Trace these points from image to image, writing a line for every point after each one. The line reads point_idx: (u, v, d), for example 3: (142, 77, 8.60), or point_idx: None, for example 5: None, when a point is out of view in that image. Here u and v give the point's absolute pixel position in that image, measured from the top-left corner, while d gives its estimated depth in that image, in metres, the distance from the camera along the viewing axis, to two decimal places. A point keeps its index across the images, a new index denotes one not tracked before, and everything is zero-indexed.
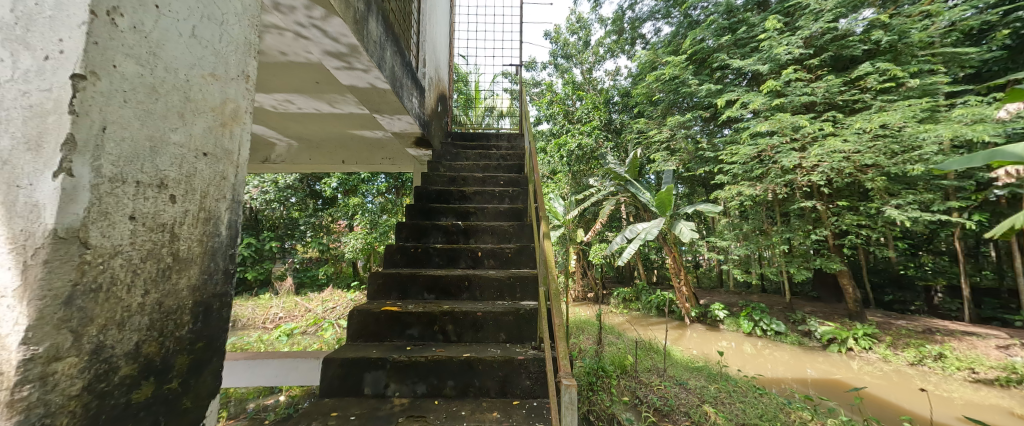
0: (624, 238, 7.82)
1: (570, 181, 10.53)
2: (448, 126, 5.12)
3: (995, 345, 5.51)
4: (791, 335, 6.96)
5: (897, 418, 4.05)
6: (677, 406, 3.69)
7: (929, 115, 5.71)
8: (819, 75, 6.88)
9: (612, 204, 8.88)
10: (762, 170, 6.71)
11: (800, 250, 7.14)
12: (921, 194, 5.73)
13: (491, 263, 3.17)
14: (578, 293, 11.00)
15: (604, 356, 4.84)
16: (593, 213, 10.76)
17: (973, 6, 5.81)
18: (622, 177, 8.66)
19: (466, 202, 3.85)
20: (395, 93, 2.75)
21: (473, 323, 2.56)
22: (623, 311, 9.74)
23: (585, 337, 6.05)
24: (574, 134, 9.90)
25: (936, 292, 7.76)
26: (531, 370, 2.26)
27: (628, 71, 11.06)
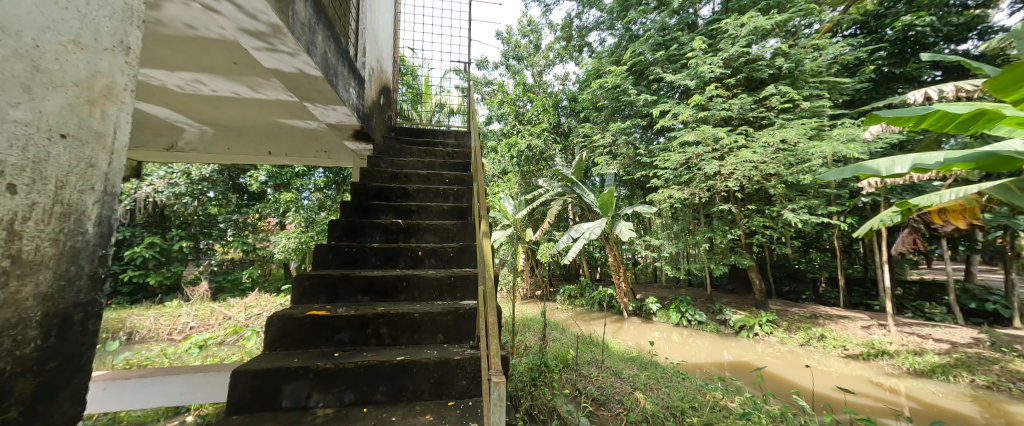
0: (568, 237, 8.09)
1: (520, 181, 10.65)
2: (392, 120, 4.90)
3: (862, 326, 6.60)
4: (710, 324, 7.71)
5: (789, 390, 4.68)
6: (612, 395, 3.92)
7: (817, 133, 6.66)
8: (735, 93, 7.70)
9: (559, 204, 9.15)
10: (689, 176, 7.36)
11: (720, 249, 7.95)
12: (811, 199, 6.68)
13: (433, 262, 3.10)
14: (524, 291, 11.19)
15: (547, 351, 4.97)
16: (541, 213, 11.02)
17: (849, 44, 6.96)
18: (568, 178, 8.92)
19: (407, 200, 3.71)
20: (328, 81, 2.56)
21: (410, 325, 2.47)
22: (566, 307, 10.08)
23: (532, 334, 6.17)
24: (523, 135, 10.07)
25: (822, 283, 9.13)
26: (468, 370, 2.25)
27: (576, 77, 11.55)
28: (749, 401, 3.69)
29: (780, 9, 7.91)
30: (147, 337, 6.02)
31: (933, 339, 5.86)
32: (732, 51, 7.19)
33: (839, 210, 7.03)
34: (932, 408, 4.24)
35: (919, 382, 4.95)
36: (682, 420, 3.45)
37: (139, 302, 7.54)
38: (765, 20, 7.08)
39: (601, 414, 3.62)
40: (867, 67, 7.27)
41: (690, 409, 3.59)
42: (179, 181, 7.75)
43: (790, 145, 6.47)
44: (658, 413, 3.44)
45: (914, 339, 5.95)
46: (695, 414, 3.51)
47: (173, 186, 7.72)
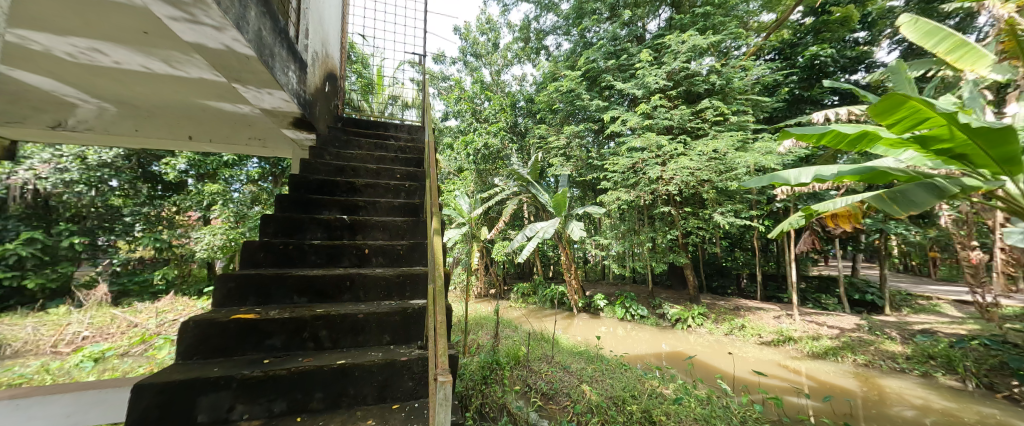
0: (523, 237, 8.21)
1: (476, 179, 10.62)
2: (338, 110, 4.67)
3: (776, 317, 7.42)
4: (651, 318, 8.26)
5: (713, 376, 5.18)
6: (560, 388, 4.09)
7: (743, 145, 7.38)
8: (676, 104, 8.30)
9: (514, 204, 9.28)
10: (635, 179, 7.81)
11: (661, 248, 8.53)
12: (736, 204, 7.39)
13: (380, 260, 3.03)
14: (477, 290, 11.18)
15: (499, 349, 5.03)
16: (496, 212, 11.11)
17: (769, 67, 7.82)
18: (524, 178, 9.04)
19: (354, 195, 3.58)
20: (261, 61, 2.39)
21: (354, 327, 2.41)
22: (519, 305, 10.25)
23: (484, 333, 6.19)
24: (479, 134, 10.07)
25: (744, 278, 10.17)
26: (415, 371, 2.24)
27: (533, 78, 11.80)
28: (682, 387, 4.04)
29: (716, 30, 8.68)
30: (23, 350, 5.14)
31: (829, 326, 6.73)
32: (675, 64, 7.76)
33: (760, 213, 7.86)
34: (824, 385, 4.92)
35: (816, 364, 5.70)
36: (624, 409, 3.65)
37: (14, 310, 6.42)
38: (702, 39, 7.73)
39: (549, 408, 3.77)
40: (784, 88, 8.24)
41: (630, 398, 3.81)
42: (71, 167, 6.73)
43: (721, 154, 7.12)
44: (602, 403, 3.63)
45: (813, 326, 6.84)
46: (635, 402, 3.73)
47: (62, 172, 6.74)
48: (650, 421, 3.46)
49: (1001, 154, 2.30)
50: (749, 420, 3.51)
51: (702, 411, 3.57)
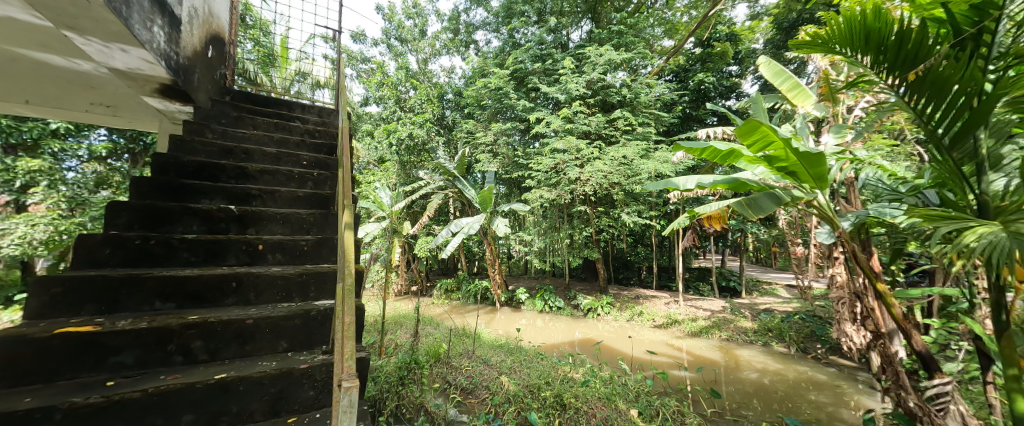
0: (448, 232, 8.17)
1: (399, 172, 10.23)
2: (226, 80, 4.13)
3: (668, 304, 8.48)
4: (566, 309, 8.88)
5: (616, 358, 5.78)
6: (479, 382, 4.25)
7: (646, 154, 8.31)
8: (594, 111, 9.01)
9: (439, 199, 9.22)
10: (557, 179, 8.30)
11: (578, 244, 9.19)
12: (639, 205, 8.28)
13: (278, 257, 2.79)
14: (399, 287, 10.76)
15: (419, 348, 4.96)
16: (421, 207, 10.87)
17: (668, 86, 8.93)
18: (451, 173, 8.97)
19: (246, 182, 3.22)
20: (108, 8, 2.04)
21: (242, 334, 2.18)
22: (442, 302, 10.13)
23: (403, 333, 5.98)
24: (404, 124, 9.72)
25: (645, 271, 11.48)
26: (316, 379, 2.14)
27: (462, 72, 11.82)
28: (589, 371, 4.46)
29: (628, 48, 9.62)
30: None
31: (708, 310, 7.89)
32: (593, 74, 8.41)
33: (659, 214, 8.89)
34: (698, 358, 5.85)
35: (694, 341, 6.72)
36: (538, 395, 3.86)
37: None
38: (616, 55, 8.50)
39: (467, 402, 3.90)
40: (679, 106, 9.49)
41: (544, 384, 4.03)
42: None
43: (629, 161, 7.92)
44: (519, 392, 3.83)
45: (693, 310, 8.02)
46: (549, 388, 3.96)
47: None
48: (561, 404, 3.71)
49: (815, 173, 2.88)
50: (642, 394, 4.01)
51: (605, 390, 3.97)
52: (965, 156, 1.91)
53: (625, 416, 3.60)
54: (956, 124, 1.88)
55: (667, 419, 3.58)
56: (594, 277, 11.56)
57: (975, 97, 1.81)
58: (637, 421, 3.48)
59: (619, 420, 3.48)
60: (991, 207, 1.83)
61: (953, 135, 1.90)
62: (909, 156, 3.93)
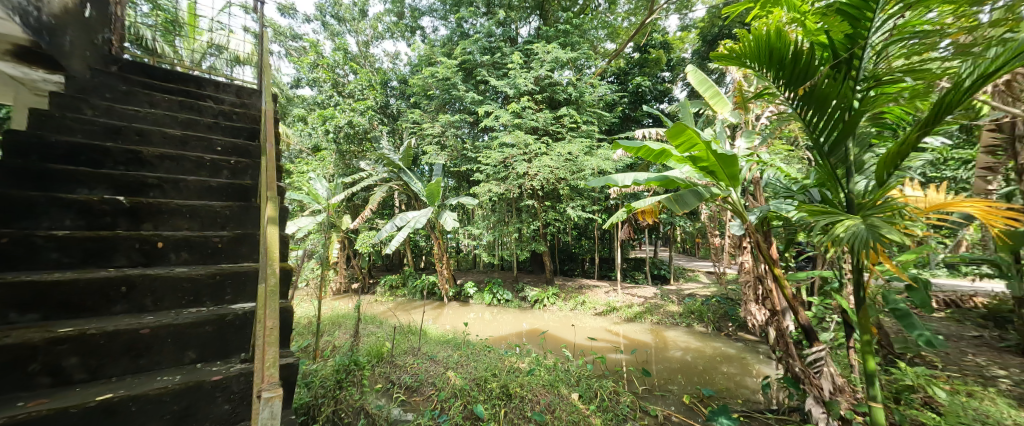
0: (393, 226, 7.92)
1: (338, 162, 9.66)
2: (110, 46, 3.52)
3: (608, 293, 9.00)
4: (514, 301, 9.06)
5: (560, 346, 6.05)
6: (425, 379, 4.21)
7: (590, 151, 8.69)
8: (541, 107, 9.24)
9: (383, 191, 8.90)
10: (505, 173, 8.40)
11: (526, 237, 9.37)
12: (584, 200, 8.65)
13: (183, 256, 2.40)
14: (338, 285, 10.19)
15: (360, 349, 4.78)
16: (362, 200, 10.42)
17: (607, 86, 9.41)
18: (395, 164, 8.68)
19: (140, 169, 2.75)
20: None
21: (135, 346, 1.86)
22: (386, 299, 9.80)
23: (342, 333, 5.69)
24: (342, 110, 9.19)
25: (588, 262, 12.07)
26: (232, 392, 1.91)
27: (407, 59, 11.47)
28: (534, 360, 4.63)
29: (574, 47, 9.97)
30: None
31: (642, 297, 8.52)
32: (540, 71, 8.62)
33: (600, 209, 9.34)
34: (633, 342, 6.32)
35: (630, 326, 7.23)
36: (484, 387, 3.92)
37: None
38: (562, 53, 8.79)
39: (412, 401, 3.87)
40: (620, 107, 10.08)
41: (491, 376, 4.10)
42: None
43: (574, 157, 8.21)
44: (465, 386, 3.85)
45: (630, 297, 8.60)
46: (495, 379, 4.03)
47: None
48: (507, 394, 3.80)
49: (729, 173, 3.24)
50: (583, 378, 4.27)
51: (549, 377, 4.15)
52: (838, 161, 2.27)
53: (567, 400, 3.80)
54: (833, 134, 2.23)
55: (604, 400, 3.84)
56: (541, 269, 11.91)
57: (846, 111, 2.16)
58: (579, 405, 3.69)
59: (562, 406, 3.65)
60: (856, 204, 2.21)
61: (831, 143, 2.24)
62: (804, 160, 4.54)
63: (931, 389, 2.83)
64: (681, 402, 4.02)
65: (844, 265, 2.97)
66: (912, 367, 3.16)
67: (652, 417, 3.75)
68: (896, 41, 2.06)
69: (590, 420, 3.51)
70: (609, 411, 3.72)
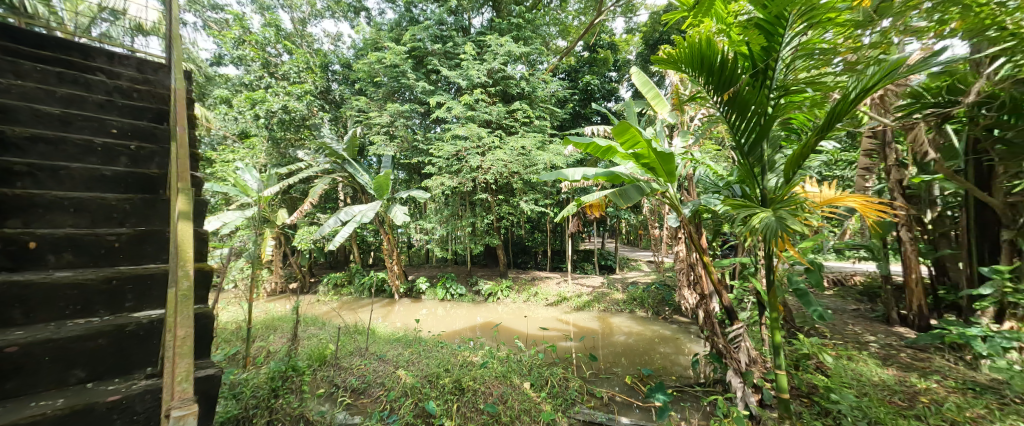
0: (337, 220, 7.56)
1: (271, 151, 9.09)
2: None
3: (559, 284, 9.30)
4: (467, 295, 9.05)
5: (512, 337, 6.18)
6: (373, 380, 4.09)
7: (543, 145, 8.87)
8: (495, 100, 9.25)
9: (325, 183, 8.45)
10: (458, 166, 8.32)
11: (480, 231, 9.37)
12: (537, 194, 8.82)
13: (66, 258, 2.08)
14: (273, 286, 9.45)
15: (300, 352, 4.52)
16: (301, 192, 9.76)
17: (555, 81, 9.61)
18: (338, 155, 8.27)
19: (6, 154, 2.33)
20: None
21: (2, 369, 1.60)
22: (330, 299, 9.30)
23: (278, 336, 5.31)
24: (275, 93, 8.49)
25: (540, 254, 12.34)
26: (135, 413, 1.73)
27: (351, 42, 10.87)
28: (488, 353, 4.69)
29: (526, 42, 10.06)
30: None
31: (591, 287, 8.92)
32: (493, 63, 8.60)
33: (552, 203, 9.57)
34: (582, 330, 6.61)
35: (580, 315, 7.55)
36: (437, 383, 3.91)
37: None
38: (515, 47, 8.84)
39: (359, 403, 3.77)
40: (571, 103, 10.39)
41: (443, 372, 4.08)
42: None
43: (527, 151, 8.33)
44: (416, 383, 3.82)
45: (580, 287, 8.96)
46: (447, 375, 4.02)
47: None
48: (460, 389, 3.82)
49: (667, 170, 3.49)
50: (534, 367, 4.41)
51: (502, 368, 4.24)
52: (755, 160, 2.55)
53: (519, 389, 3.90)
54: (752, 136, 2.50)
55: (554, 387, 4.01)
56: (494, 263, 11.99)
57: (762, 117, 2.44)
58: (530, 394, 3.81)
59: (514, 396, 3.74)
60: (768, 198, 2.52)
61: (750, 143, 2.52)
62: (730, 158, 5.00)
63: (822, 357, 3.35)
64: (624, 383, 4.31)
65: (756, 253, 3.36)
66: (811, 340, 3.67)
67: (598, 399, 3.98)
68: (800, 57, 2.37)
69: (541, 407, 3.65)
70: (559, 396, 3.89)
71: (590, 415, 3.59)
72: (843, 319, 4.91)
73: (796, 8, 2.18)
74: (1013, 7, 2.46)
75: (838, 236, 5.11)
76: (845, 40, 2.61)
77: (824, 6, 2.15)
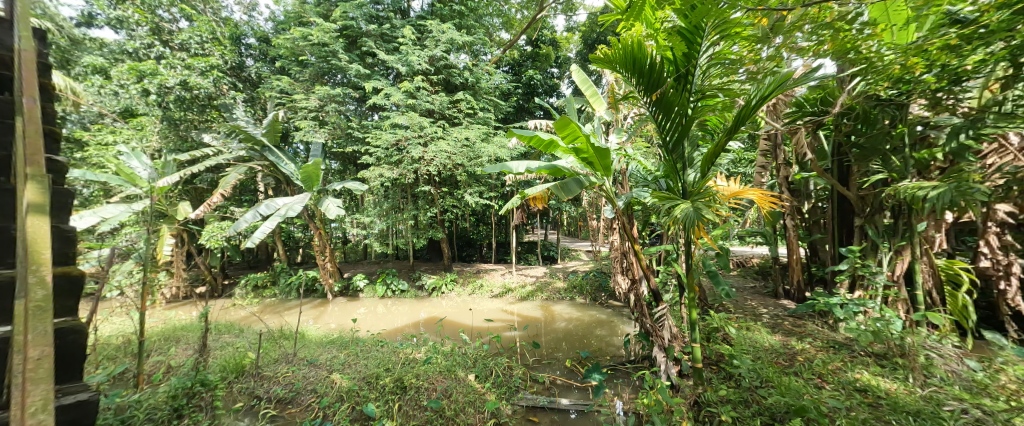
0: (257, 215, 6.91)
1: (173, 135, 7.97)
2: None
3: (503, 276, 9.46)
4: (410, 291, 8.83)
5: (457, 331, 6.18)
6: (304, 387, 3.87)
7: (486, 137, 8.91)
8: (436, 89, 9.06)
9: (240, 172, 7.67)
10: (399, 157, 8.04)
11: (423, 225, 9.17)
12: (481, 187, 8.84)
13: None
14: (174, 291, 8.27)
15: (211, 364, 4.09)
16: (209, 182, 8.69)
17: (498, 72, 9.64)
18: (257, 140, 7.56)
19: None
20: None
21: None
22: (249, 302, 8.43)
23: (181, 348, 4.68)
24: (169, 66, 7.45)
25: (483, 247, 12.38)
26: None
27: (270, 14, 9.88)
28: (431, 349, 4.65)
29: (468, 31, 9.95)
30: None
31: (534, 277, 9.20)
32: (435, 51, 8.41)
33: (496, 196, 9.62)
34: (525, 319, 6.82)
35: (523, 305, 7.77)
36: (377, 384, 3.81)
37: None
38: (457, 36, 8.68)
39: (287, 414, 3.56)
40: (514, 96, 10.52)
41: (383, 372, 3.99)
42: None
43: (471, 143, 8.30)
44: (353, 386, 3.70)
45: (523, 278, 9.19)
46: (388, 374, 3.95)
47: None
48: (402, 388, 3.77)
49: (603, 164, 3.68)
50: (478, 359, 4.46)
51: (446, 363, 4.23)
52: (677, 157, 2.82)
53: (463, 382, 3.93)
54: (675, 135, 2.76)
55: (498, 376, 4.11)
56: (438, 257, 11.81)
57: (683, 117, 2.69)
58: (475, 386, 3.86)
59: (459, 389, 3.78)
60: (688, 191, 2.81)
61: (673, 142, 2.77)
62: (654, 154, 5.42)
63: (726, 329, 3.85)
64: (564, 367, 4.55)
65: (677, 240, 3.72)
66: (718, 316, 4.18)
67: (540, 384, 4.16)
68: (714, 65, 2.66)
69: (486, 398, 3.72)
70: (503, 385, 4.00)
71: (533, 400, 3.75)
72: (745, 296, 5.64)
73: (711, 20, 2.43)
74: (869, 34, 2.95)
75: (739, 224, 5.81)
76: (748, 54, 2.98)
77: (733, 21, 2.43)
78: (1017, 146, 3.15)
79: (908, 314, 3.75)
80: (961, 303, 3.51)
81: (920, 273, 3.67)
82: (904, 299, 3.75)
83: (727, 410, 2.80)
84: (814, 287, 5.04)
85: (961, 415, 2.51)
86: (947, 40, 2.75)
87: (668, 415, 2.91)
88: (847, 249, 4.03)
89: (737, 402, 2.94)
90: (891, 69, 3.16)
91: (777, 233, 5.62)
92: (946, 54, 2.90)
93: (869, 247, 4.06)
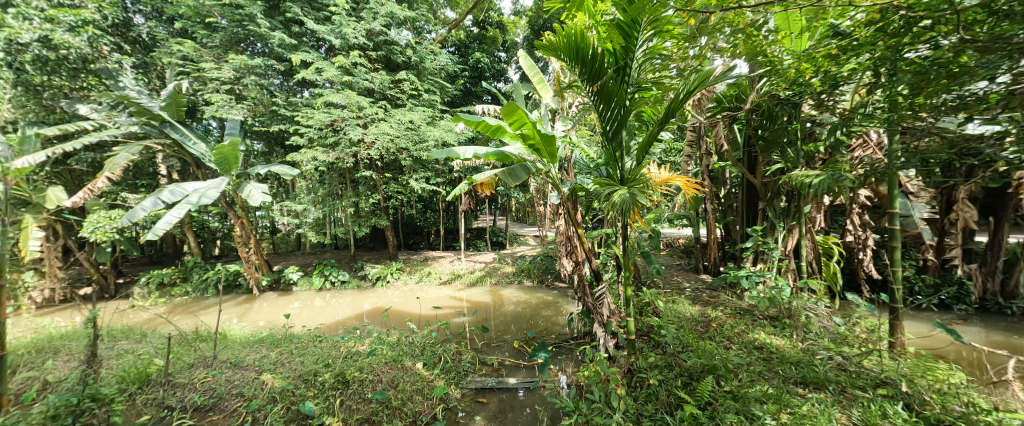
0: (158, 202, 6.12)
1: (40, 107, 6.71)
2: None
3: (452, 263, 9.43)
4: (352, 281, 8.49)
5: (403, 321, 6.09)
6: (227, 392, 3.61)
7: (432, 121, 8.70)
8: (375, 66, 8.60)
9: (135, 152, 6.69)
10: (334, 139, 7.57)
11: (364, 212, 8.77)
12: (426, 172, 8.65)
13: None
14: (49, 295, 7.08)
15: (105, 374, 3.63)
16: (92, 164, 7.47)
17: (443, 53, 9.37)
18: (156, 116, 6.68)
19: None
20: None
21: None
22: (153, 302, 7.46)
23: (61, 360, 4.10)
24: (21, 17, 6.18)
25: (430, 235, 12.15)
26: None
27: None
28: (376, 340, 4.54)
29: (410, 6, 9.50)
30: None
31: (483, 263, 9.30)
32: (374, 24, 7.96)
33: (443, 181, 9.47)
34: (474, 304, 6.89)
35: (472, 290, 7.87)
36: (315, 381, 3.66)
37: None
38: (398, 9, 8.26)
39: (209, 421, 3.31)
40: (460, 79, 10.34)
41: (322, 368, 3.83)
42: None
43: (416, 126, 8.06)
44: (288, 386, 3.52)
45: (470, 264, 9.22)
46: (328, 370, 3.80)
47: None
48: (344, 382, 3.67)
49: (549, 151, 3.76)
50: (427, 346, 4.42)
51: (393, 353, 4.17)
52: (616, 146, 2.98)
53: (410, 371, 3.91)
54: (613, 125, 2.92)
55: (447, 362, 4.15)
56: (382, 245, 11.45)
57: (621, 108, 2.86)
58: (422, 373, 3.86)
59: (406, 378, 3.75)
60: (625, 179, 3.01)
61: (612, 131, 2.93)
62: (594, 141, 5.62)
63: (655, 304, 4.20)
64: (511, 348, 4.72)
65: (616, 223, 3.95)
66: (649, 292, 4.57)
67: (487, 366, 4.26)
68: (648, 60, 2.86)
69: (434, 384, 3.74)
70: (451, 370, 4.03)
71: (481, 382, 3.84)
72: (672, 272, 6.19)
73: (645, 17, 2.60)
74: (772, 40, 3.29)
75: (668, 207, 6.30)
76: (677, 51, 3.26)
77: (664, 19, 2.61)
78: (875, 142, 3.78)
79: (795, 282, 4.37)
80: (832, 271, 4.16)
81: (805, 248, 4.28)
82: (793, 269, 4.38)
83: (654, 374, 3.11)
84: (727, 263, 5.66)
85: (828, 362, 3.06)
86: (829, 49, 3.02)
87: (604, 383, 3.16)
88: (752, 229, 4.58)
89: (662, 366, 3.28)
90: (789, 73, 3.52)
91: (699, 216, 6.20)
92: (828, 62, 3.17)
93: (769, 227, 4.66)
